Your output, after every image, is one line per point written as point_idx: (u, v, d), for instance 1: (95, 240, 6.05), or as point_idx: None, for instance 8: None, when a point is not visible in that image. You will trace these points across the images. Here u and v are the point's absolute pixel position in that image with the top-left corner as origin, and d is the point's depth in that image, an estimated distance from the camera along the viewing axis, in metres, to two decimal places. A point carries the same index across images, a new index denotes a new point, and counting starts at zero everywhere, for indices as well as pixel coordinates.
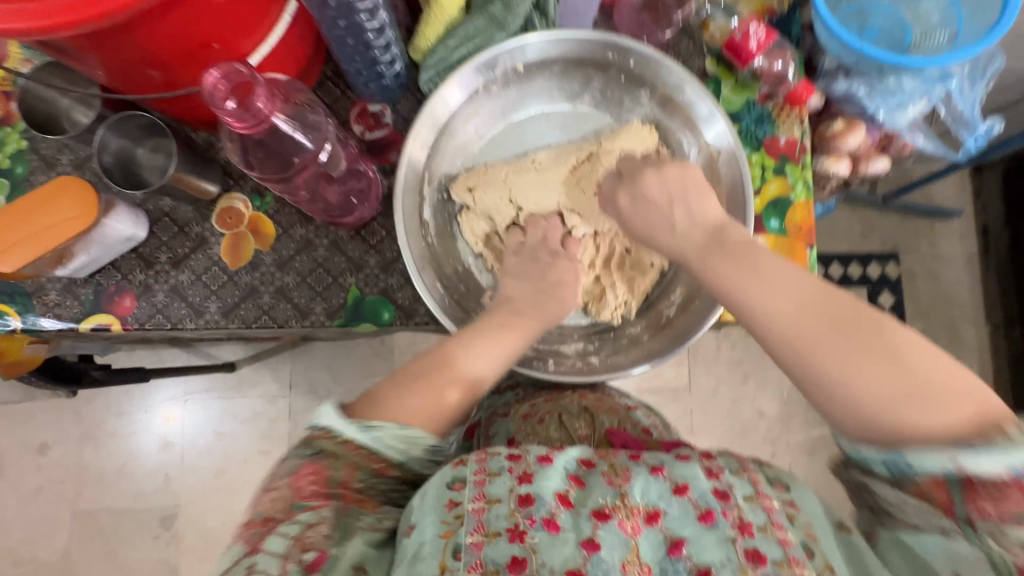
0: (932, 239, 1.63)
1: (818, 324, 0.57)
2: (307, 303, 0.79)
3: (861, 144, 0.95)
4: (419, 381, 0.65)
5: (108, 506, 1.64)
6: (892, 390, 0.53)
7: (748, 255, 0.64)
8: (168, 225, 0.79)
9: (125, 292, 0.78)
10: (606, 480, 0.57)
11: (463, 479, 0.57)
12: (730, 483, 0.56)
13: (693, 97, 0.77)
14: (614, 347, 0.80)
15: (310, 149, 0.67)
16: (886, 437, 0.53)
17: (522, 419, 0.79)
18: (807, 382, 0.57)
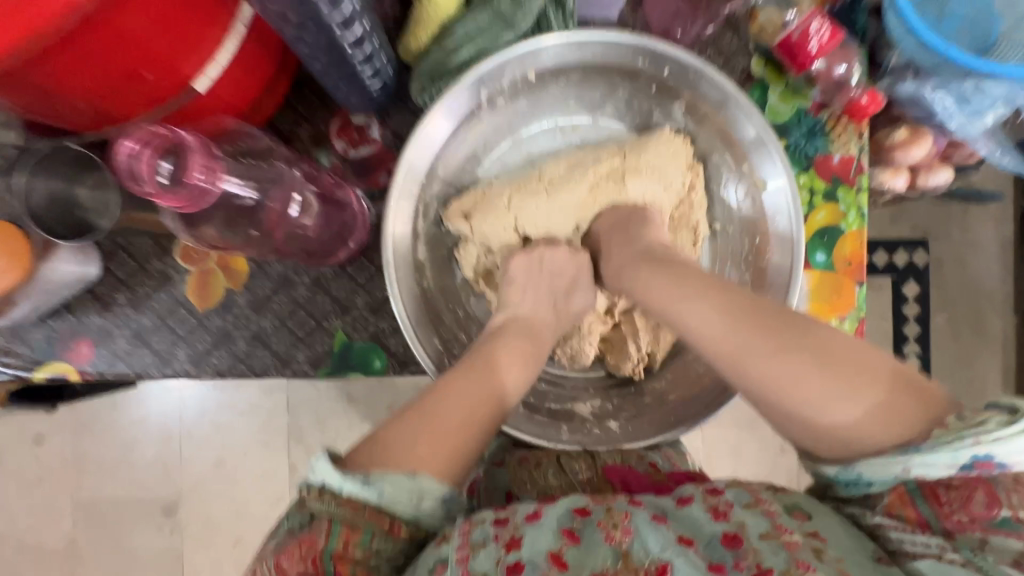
0: (965, 222, 1.44)
1: (747, 331, 0.52)
2: (288, 350, 0.70)
3: (924, 156, 0.82)
4: (451, 424, 0.53)
5: (110, 496, 1.49)
6: (831, 395, 0.47)
7: (682, 270, 0.59)
8: (124, 260, 0.69)
9: (81, 338, 0.69)
10: (604, 536, 0.49)
11: (446, 559, 0.46)
12: (741, 524, 0.50)
13: (739, 117, 0.64)
14: (635, 406, 0.72)
15: (280, 205, 0.59)
16: (842, 447, 0.48)
17: (517, 465, 0.66)
18: (752, 397, 0.53)
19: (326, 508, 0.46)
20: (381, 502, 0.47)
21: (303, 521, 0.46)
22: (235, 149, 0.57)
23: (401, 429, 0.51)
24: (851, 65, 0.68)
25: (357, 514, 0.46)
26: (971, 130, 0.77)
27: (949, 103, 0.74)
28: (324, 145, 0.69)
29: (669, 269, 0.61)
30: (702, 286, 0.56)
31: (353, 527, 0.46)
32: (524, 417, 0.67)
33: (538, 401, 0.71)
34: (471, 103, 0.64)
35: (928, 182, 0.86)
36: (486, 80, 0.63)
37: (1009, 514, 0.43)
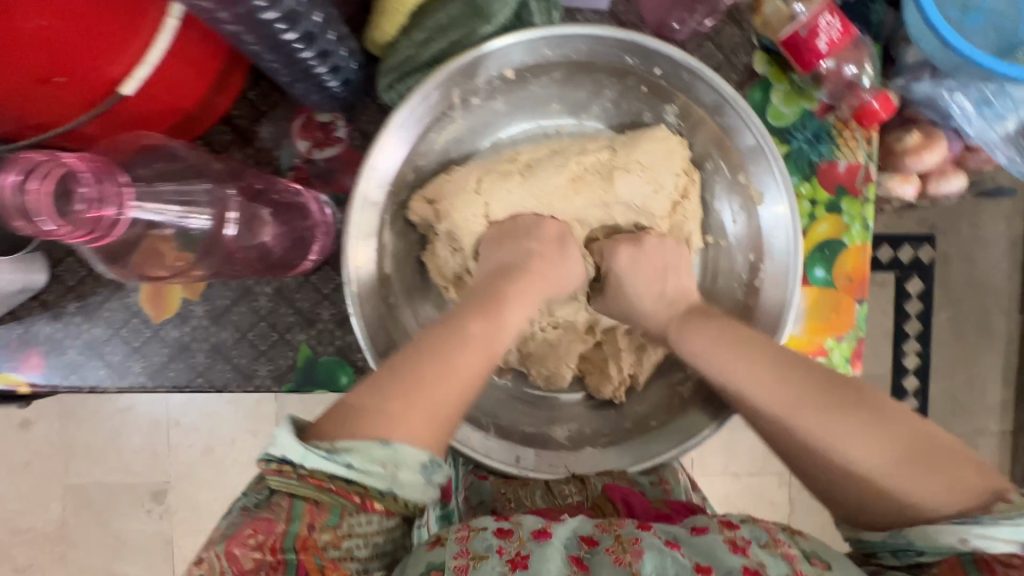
0: (975, 218, 1.38)
1: (790, 379, 0.48)
2: (249, 364, 0.66)
3: (938, 162, 0.75)
4: (433, 381, 0.46)
5: (99, 480, 1.47)
6: (884, 456, 0.43)
7: (721, 320, 0.56)
8: (73, 267, 0.65)
9: (30, 348, 0.65)
10: (614, 559, 0.46)
11: (441, 567, 0.44)
12: (762, 562, 0.44)
13: (737, 122, 0.59)
14: (614, 431, 0.68)
15: (211, 228, 0.53)
16: (895, 517, 0.43)
17: (503, 481, 0.65)
18: (795, 457, 0.48)
19: (286, 484, 0.40)
20: (348, 476, 0.40)
21: (260, 501, 0.41)
22: (160, 170, 0.51)
23: (372, 388, 0.45)
24: (862, 65, 0.62)
25: (320, 490, 0.40)
26: (989, 136, 0.71)
27: (967, 107, 0.69)
28: (286, 145, 0.63)
29: (711, 320, 0.56)
30: (746, 334, 0.53)
31: (317, 504, 0.40)
32: (494, 443, 0.62)
33: (512, 424, 0.67)
34: (442, 104, 0.58)
35: (938, 189, 0.80)
36: (458, 79, 0.57)
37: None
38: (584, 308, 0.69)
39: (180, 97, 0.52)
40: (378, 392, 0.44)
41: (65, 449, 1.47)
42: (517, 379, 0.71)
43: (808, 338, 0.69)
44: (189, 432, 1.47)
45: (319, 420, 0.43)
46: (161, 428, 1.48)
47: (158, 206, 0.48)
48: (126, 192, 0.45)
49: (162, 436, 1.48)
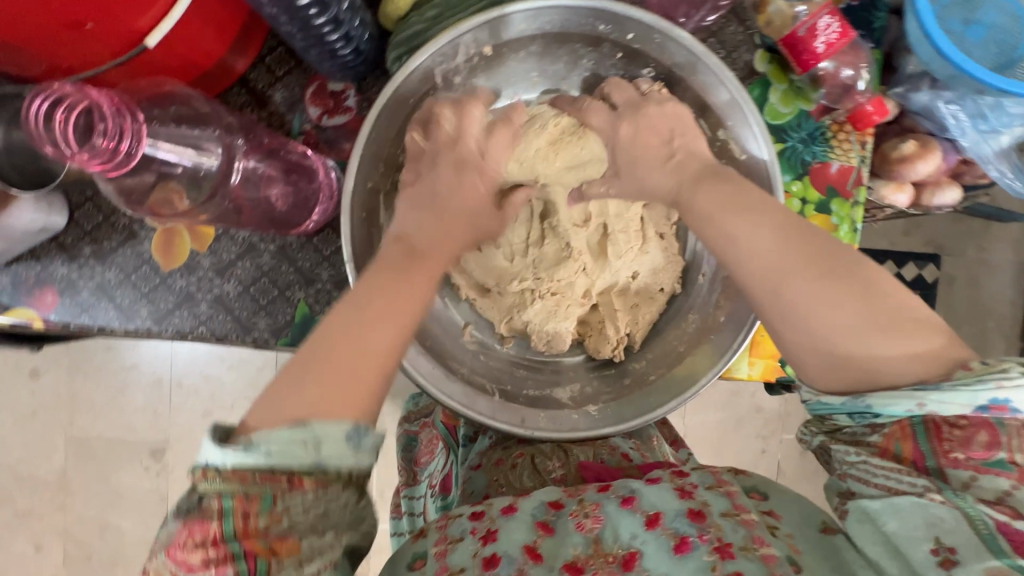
0: (982, 242, 1.40)
1: (793, 250, 0.48)
2: (249, 317, 0.69)
3: (933, 171, 0.76)
4: (339, 355, 0.45)
5: (102, 433, 1.52)
6: (860, 322, 0.45)
7: (744, 189, 0.52)
8: (90, 212, 0.68)
9: (46, 285, 0.69)
10: (576, 524, 0.52)
11: (424, 554, 0.51)
12: (705, 501, 0.51)
13: (711, 79, 0.61)
14: (614, 389, 0.69)
15: (217, 167, 0.56)
16: (854, 379, 0.46)
17: (493, 468, 0.69)
18: (776, 322, 0.49)
19: (212, 486, 0.39)
20: (270, 464, 0.40)
21: (191, 507, 0.40)
22: (176, 115, 0.54)
23: (286, 377, 0.44)
24: (859, 69, 0.64)
25: (246, 484, 0.39)
26: (983, 150, 0.73)
27: (962, 120, 0.71)
28: (298, 110, 0.66)
29: (728, 183, 0.53)
30: (765, 204, 0.50)
31: (246, 497, 0.39)
32: (499, 406, 0.64)
33: (515, 388, 0.69)
34: (424, 85, 0.62)
35: (933, 201, 0.81)
36: (439, 58, 0.60)
37: (1005, 455, 0.42)
38: (583, 269, 0.69)
39: (198, 52, 0.56)
40: (291, 375, 0.44)
41: (71, 401, 1.52)
42: (518, 346, 0.73)
43: None
44: (190, 392, 1.51)
45: (242, 423, 0.42)
46: (164, 386, 1.52)
47: (172, 146, 0.52)
48: (142, 129, 0.47)
49: (164, 394, 1.52)
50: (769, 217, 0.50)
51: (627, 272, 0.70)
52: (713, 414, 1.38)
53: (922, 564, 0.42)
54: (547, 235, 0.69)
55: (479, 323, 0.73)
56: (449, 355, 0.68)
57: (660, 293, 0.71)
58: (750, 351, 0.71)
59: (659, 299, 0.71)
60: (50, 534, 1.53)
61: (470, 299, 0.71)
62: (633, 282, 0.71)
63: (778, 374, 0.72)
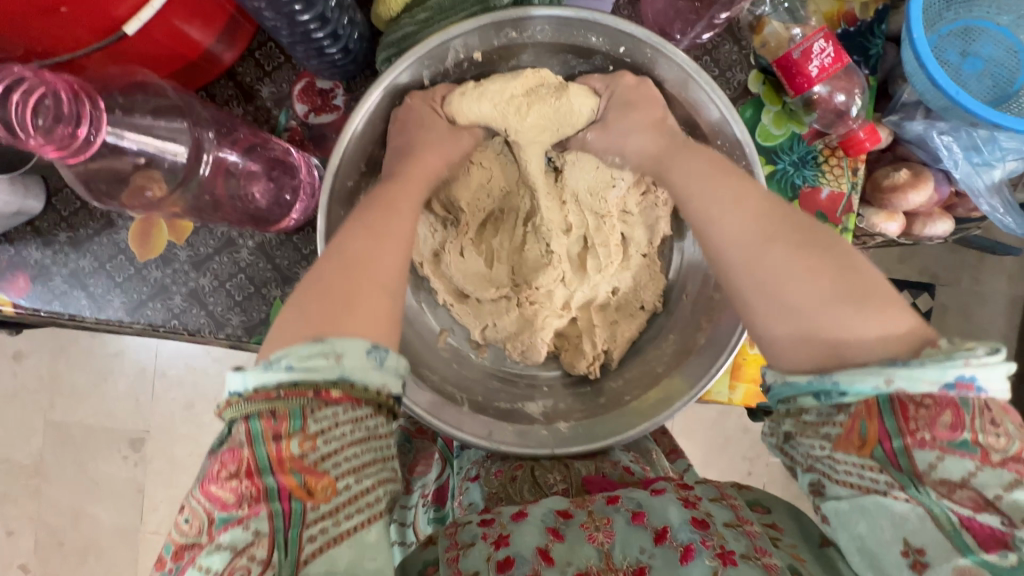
0: (976, 274, 1.41)
1: (771, 223, 0.51)
2: (223, 313, 0.68)
3: (925, 202, 0.75)
4: (349, 275, 0.48)
5: (81, 420, 1.50)
6: (828, 294, 0.47)
7: (726, 169, 0.56)
8: (68, 198, 0.67)
9: (19, 270, 0.68)
10: (588, 535, 0.54)
11: (436, 562, 0.54)
12: (709, 512, 0.56)
13: (702, 95, 0.60)
14: (587, 407, 0.68)
15: (182, 164, 0.55)
16: (824, 354, 0.46)
17: (491, 480, 0.68)
18: (750, 291, 0.51)
19: (238, 412, 0.41)
20: (293, 378, 0.41)
21: (223, 439, 0.41)
22: (149, 106, 0.53)
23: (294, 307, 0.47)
24: (852, 95, 0.63)
25: (271, 401, 0.40)
26: (975, 183, 0.72)
27: (955, 151, 0.70)
28: (285, 106, 0.66)
29: (711, 160, 0.57)
30: (748, 182, 0.54)
31: (275, 416, 0.40)
32: (468, 416, 0.62)
33: (487, 400, 0.67)
34: (409, 84, 0.61)
35: (924, 231, 0.80)
36: (428, 61, 0.60)
37: (970, 436, 0.41)
38: (562, 279, 0.68)
39: (181, 44, 0.56)
40: (296, 304, 0.47)
41: (51, 386, 1.50)
42: (494, 355, 0.72)
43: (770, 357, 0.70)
44: (172, 383, 1.50)
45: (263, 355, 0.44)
46: (147, 376, 1.51)
47: (139, 137, 0.52)
48: (103, 118, 0.47)
49: (146, 384, 1.51)
50: (750, 195, 0.53)
51: (607, 286, 0.69)
52: (699, 432, 1.38)
53: (892, 564, 0.43)
54: (529, 239, 0.69)
55: (455, 330, 0.72)
56: (422, 360, 0.66)
57: (640, 311, 0.70)
58: (732, 375, 0.70)
59: (640, 316, 0.70)
60: (21, 520, 1.51)
61: (447, 305, 0.69)
62: (614, 296, 0.70)
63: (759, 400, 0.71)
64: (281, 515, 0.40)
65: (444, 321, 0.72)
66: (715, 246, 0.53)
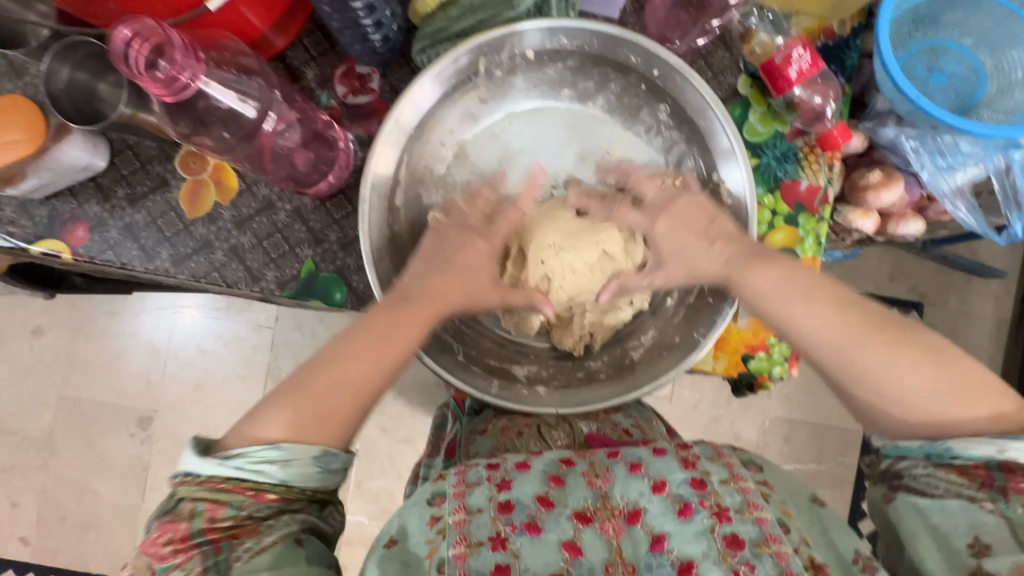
0: (963, 294, 1.48)
1: (850, 324, 0.59)
2: (259, 268, 0.75)
3: (897, 201, 0.83)
4: (335, 388, 0.57)
5: (95, 396, 1.56)
6: (938, 384, 0.54)
7: (796, 274, 0.63)
8: (129, 158, 0.76)
9: (79, 222, 0.75)
10: (586, 481, 0.62)
11: (443, 493, 0.61)
12: (707, 471, 0.60)
13: (716, 126, 0.69)
14: (566, 378, 0.75)
15: (254, 118, 0.65)
16: (924, 430, 0.54)
17: (499, 433, 0.75)
18: (858, 391, 0.58)
19: (191, 491, 0.50)
20: (242, 474, 0.51)
21: (168, 510, 0.50)
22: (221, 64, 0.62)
23: (275, 396, 0.55)
24: (828, 98, 0.72)
25: (218, 490, 0.50)
26: (941, 185, 0.80)
27: (922, 154, 0.78)
28: (327, 87, 0.74)
29: (777, 265, 0.64)
30: (817, 284, 0.62)
31: (217, 503, 0.50)
32: (460, 365, 0.70)
33: (478, 355, 0.74)
34: (468, 71, 0.70)
35: (898, 230, 0.87)
36: (486, 50, 0.69)
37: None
38: None
39: (249, 24, 0.66)
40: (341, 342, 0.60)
41: (70, 361, 1.57)
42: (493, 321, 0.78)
43: (752, 333, 0.76)
44: (185, 362, 1.57)
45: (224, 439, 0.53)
46: (162, 353, 1.57)
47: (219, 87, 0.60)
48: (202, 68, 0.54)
49: (161, 361, 1.57)
50: (821, 298, 0.61)
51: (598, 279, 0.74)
52: (691, 435, 1.45)
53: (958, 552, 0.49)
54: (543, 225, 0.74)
55: None
56: None
57: (628, 305, 0.75)
58: (716, 345, 0.77)
59: (627, 308, 0.75)
60: (27, 492, 1.56)
61: None
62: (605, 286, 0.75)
63: (740, 369, 0.78)
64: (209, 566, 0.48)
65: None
66: (808, 347, 0.61)
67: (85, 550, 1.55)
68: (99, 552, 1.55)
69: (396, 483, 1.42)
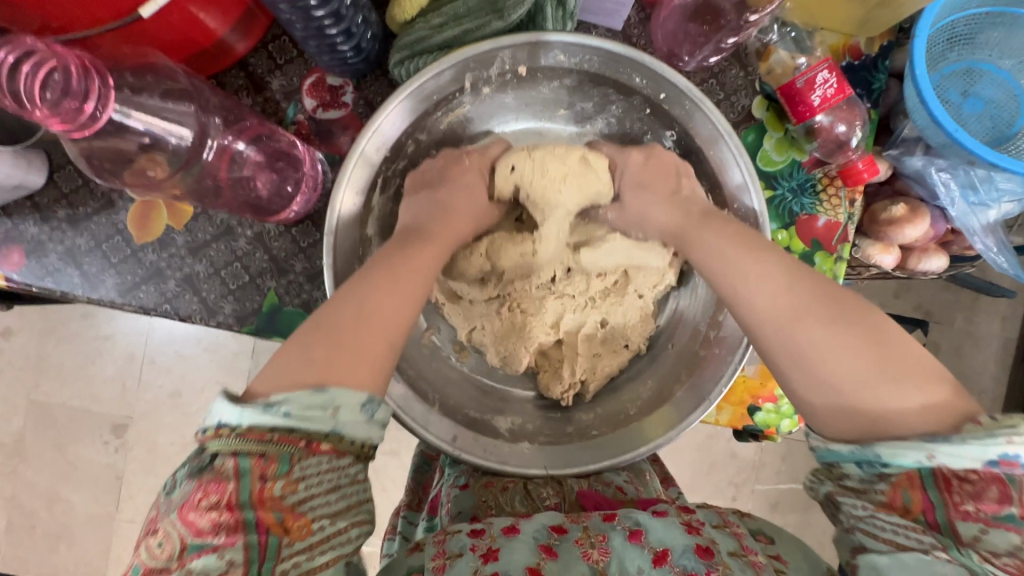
0: (970, 314, 1.42)
1: (799, 292, 0.50)
2: (216, 300, 0.68)
3: (920, 237, 0.76)
4: (350, 327, 0.48)
5: (64, 403, 1.48)
6: (878, 369, 0.46)
7: (747, 234, 0.55)
8: (70, 175, 0.67)
9: (15, 244, 0.67)
10: (581, 553, 0.55)
11: (421, 569, 0.54)
12: (713, 539, 0.55)
13: (728, 157, 0.61)
14: (554, 433, 0.67)
15: (186, 148, 0.55)
16: (856, 429, 0.46)
17: (481, 488, 0.68)
18: (791, 372, 0.50)
19: (226, 446, 0.41)
20: (290, 425, 0.42)
21: (206, 466, 0.41)
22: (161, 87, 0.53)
23: (296, 342, 0.47)
24: (853, 126, 0.64)
25: (264, 443, 0.41)
26: (971, 222, 0.74)
27: (952, 188, 0.72)
28: (294, 99, 0.66)
29: (733, 224, 0.57)
30: (766, 246, 0.54)
31: (264, 458, 0.41)
32: (436, 417, 0.61)
33: (457, 405, 0.66)
34: (452, 86, 0.61)
35: (920, 265, 0.80)
36: (473, 64, 0.60)
37: (1016, 510, 0.40)
38: (555, 295, 0.68)
39: (196, 31, 0.57)
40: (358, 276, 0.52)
41: (38, 366, 1.48)
42: (475, 363, 0.72)
43: (759, 381, 0.69)
44: (159, 371, 1.49)
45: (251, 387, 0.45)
46: (134, 361, 1.49)
47: (145, 117, 0.51)
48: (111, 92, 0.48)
49: (134, 369, 1.49)
50: (771, 262, 0.53)
51: (596, 315, 0.70)
52: (685, 454, 1.39)
53: None
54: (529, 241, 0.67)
55: (440, 329, 0.71)
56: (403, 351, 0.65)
57: (624, 348, 0.70)
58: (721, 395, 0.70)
59: (623, 353, 0.70)
60: None
61: (438, 303, 0.69)
62: (602, 328, 0.70)
63: (745, 422, 0.71)
64: (256, 547, 0.40)
65: (432, 319, 0.71)
66: (741, 315, 0.53)
67: (56, 561, 1.48)
68: (71, 564, 1.48)
69: (378, 496, 1.35)
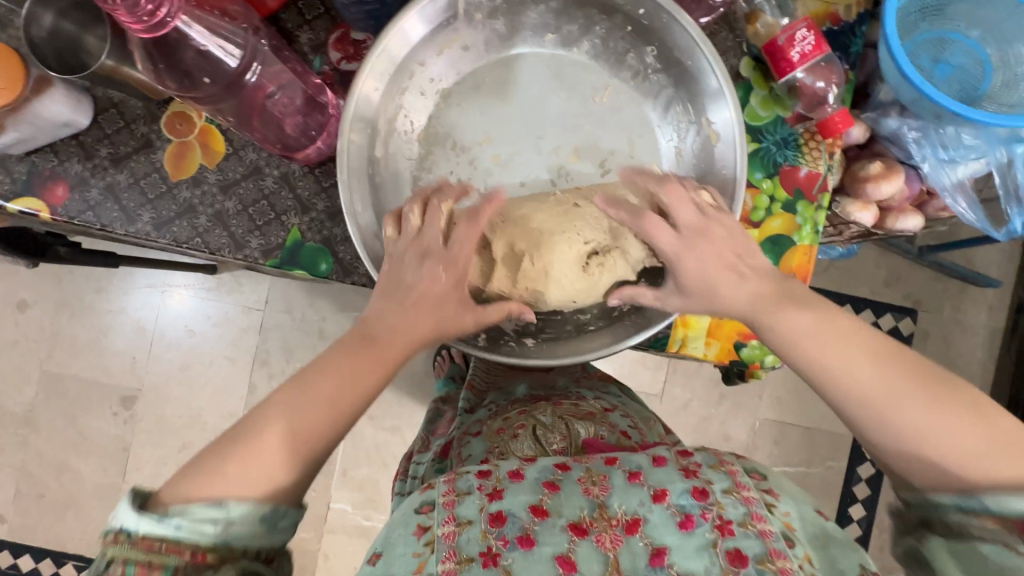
0: (958, 303, 1.47)
1: (891, 372, 0.54)
2: (244, 235, 0.73)
3: (896, 194, 0.82)
4: (290, 437, 0.53)
5: (77, 373, 1.52)
6: (983, 441, 0.51)
7: (829, 316, 0.57)
8: (113, 117, 0.73)
9: (59, 179, 0.73)
10: (583, 488, 0.59)
11: (432, 502, 0.59)
12: (709, 480, 0.58)
13: (705, 65, 0.68)
14: (555, 330, 0.73)
15: (234, 66, 0.62)
16: (955, 485, 0.51)
17: (493, 435, 0.74)
18: (886, 447, 0.55)
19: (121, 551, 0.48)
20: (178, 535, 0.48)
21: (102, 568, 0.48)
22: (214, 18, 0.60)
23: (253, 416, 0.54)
24: (830, 83, 0.71)
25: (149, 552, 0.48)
26: (942, 178, 0.80)
27: (923, 146, 0.78)
28: (320, 52, 0.73)
29: (808, 307, 0.58)
30: (852, 329, 0.56)
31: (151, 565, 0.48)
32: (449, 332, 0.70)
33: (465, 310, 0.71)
34: (447, 11, 0.70)
35: (896, 225, 0.87)
36: None
37: None
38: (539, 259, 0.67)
39: None
40: (315, 368, 0.57)
41: (52, 336, 1.52)
42: None
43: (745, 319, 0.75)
44: (169, 343, 1.53)
45: (160, 489, 0.51)
46: (146, 333, 1.53)
47: (203, 31, 0.59)
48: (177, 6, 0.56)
49: (146, 341, 1.53)
50: (860, 346, 0.56)
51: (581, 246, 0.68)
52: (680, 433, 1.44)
53: None
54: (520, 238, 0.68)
55: None
56: None
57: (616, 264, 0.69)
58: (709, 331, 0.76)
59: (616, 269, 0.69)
60: (5, 470, 1.51)
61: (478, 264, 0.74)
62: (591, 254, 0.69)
63: (732, 358, 0.76)
64: None
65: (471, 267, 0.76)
66: (840, 397, 0.55)
67: (63, 531, 1.51)
68: (76, 532, 1.51)
69: (380, 471, 1.39)
